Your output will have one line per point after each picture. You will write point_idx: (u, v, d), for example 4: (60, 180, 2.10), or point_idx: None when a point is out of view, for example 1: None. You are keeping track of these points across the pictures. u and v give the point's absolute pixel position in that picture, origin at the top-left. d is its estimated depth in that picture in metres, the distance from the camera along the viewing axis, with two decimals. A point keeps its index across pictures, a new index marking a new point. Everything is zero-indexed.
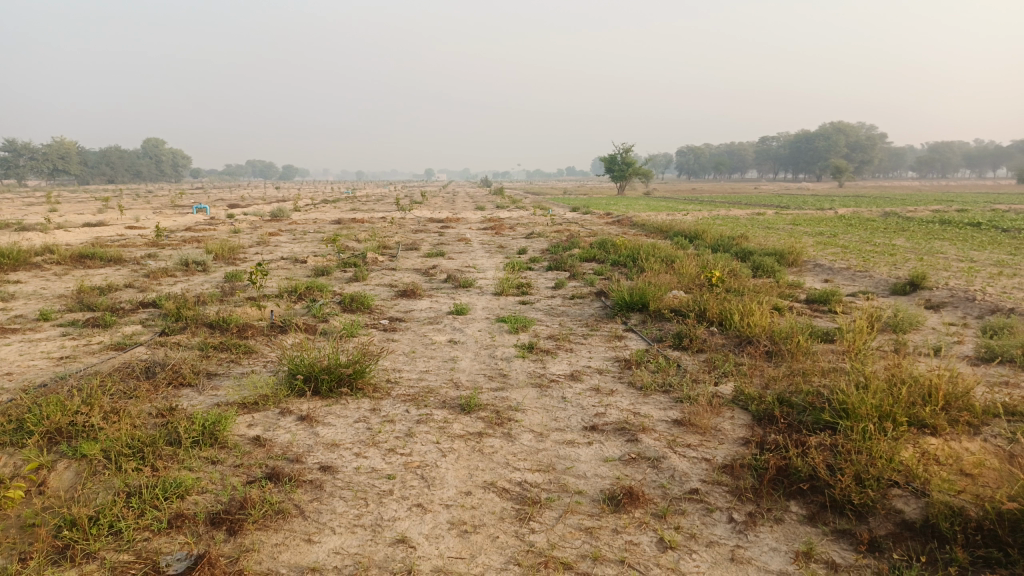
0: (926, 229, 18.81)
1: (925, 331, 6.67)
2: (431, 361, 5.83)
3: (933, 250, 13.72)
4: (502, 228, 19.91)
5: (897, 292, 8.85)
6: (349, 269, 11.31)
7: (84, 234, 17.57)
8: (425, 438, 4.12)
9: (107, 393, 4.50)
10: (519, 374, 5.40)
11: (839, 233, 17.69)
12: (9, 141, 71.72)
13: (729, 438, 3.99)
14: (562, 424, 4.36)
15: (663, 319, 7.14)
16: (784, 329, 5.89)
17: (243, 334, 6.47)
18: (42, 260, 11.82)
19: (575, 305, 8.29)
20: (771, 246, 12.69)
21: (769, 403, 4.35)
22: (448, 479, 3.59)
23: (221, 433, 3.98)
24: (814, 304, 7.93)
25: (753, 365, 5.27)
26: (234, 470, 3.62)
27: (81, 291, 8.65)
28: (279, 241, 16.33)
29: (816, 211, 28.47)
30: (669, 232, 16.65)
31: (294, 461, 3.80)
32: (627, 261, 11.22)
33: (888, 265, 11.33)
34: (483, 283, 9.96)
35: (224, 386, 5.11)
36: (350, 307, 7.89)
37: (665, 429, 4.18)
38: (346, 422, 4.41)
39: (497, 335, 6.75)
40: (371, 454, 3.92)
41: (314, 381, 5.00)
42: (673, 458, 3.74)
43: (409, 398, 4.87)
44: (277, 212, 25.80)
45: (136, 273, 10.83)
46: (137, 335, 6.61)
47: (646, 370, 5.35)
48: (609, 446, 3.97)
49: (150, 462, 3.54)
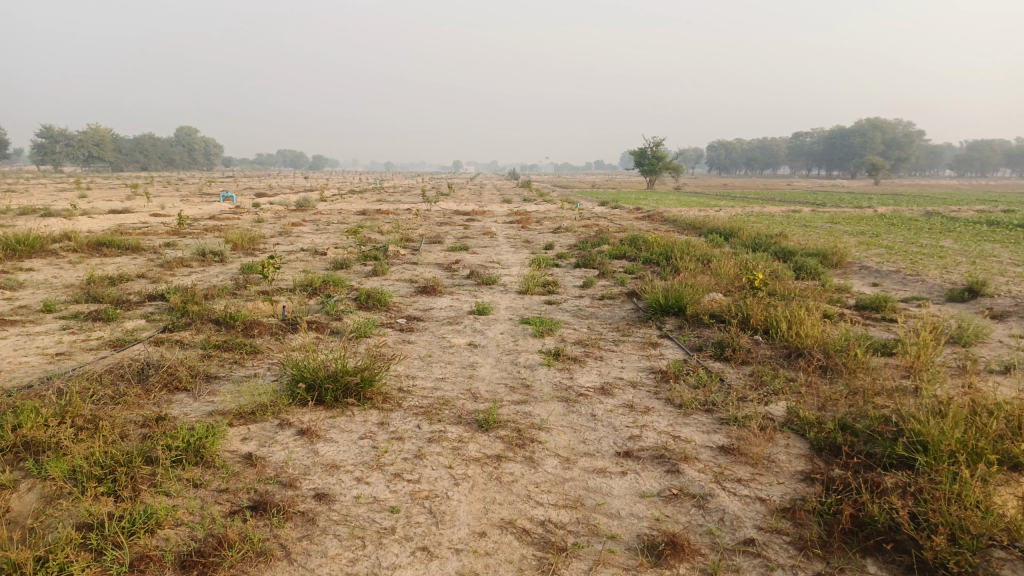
0: (974, 229, 17.95)
1: (993, 344, 6.03)
2: (448, 367, 5.35)
3: (985, 253, 12.90)
4: (530, 222, 19.39)
5: (953, 299, 8.16)
6: (369, 263, 10.85)
7: (108, 221, 17.39)
8: (436, 462, 3.64)
9: (89, 400, 4.08)
10: (544, 386, 4.88)
11: (881, 233, 16.89)
12: (44, 128, 72.66)
13: (786, 473, 3.45)
14: (591, 447, 3.85)
15: (701, 325, 6.60)
16: (839, 341, 5.31)
17: (249, 333, 6.06)
18: (58, 247, 11.54)
19: (605, 306, 7.76)
20: (812, 246, 12.04)
21: (830, 431, 3.79)
22: (461, 515, 3.10)
23: (207, 450, 3.55)
24: (865, 311, 7.32)
25: (806, 381, 4.72)
26: (217, 498, 3.17)
27: (89, 281, 8.30)
28: (301, 232, 15.98)
29: (854, 209, 27.43)
30: (702, 229, 16.01)
31: (286, 487, 3.33)
32: (660, 259, 10.64)
33: (939, 269, 10.62)
34: (508, 280, 9.45)
35: (221, 392, 4.67)
36: (366, 304, 7.45)
37: (710, 458, 3.65)
38: (349, 438, 3.95)
39: (521, 339, 6.25)
40: (374, 479, 3.45)
41: (318, 390, 4.54)
42: (721, 497, 3.21)
43: (421, 410, 4.39)
44: (302, 203, 25.48)
45: (151, 263, 10.50)
46: (139, 331, 6.22)
47: (686, 385, 4.81)
48: (646, 478, 3.46)
49: (121, 486, 3.09)
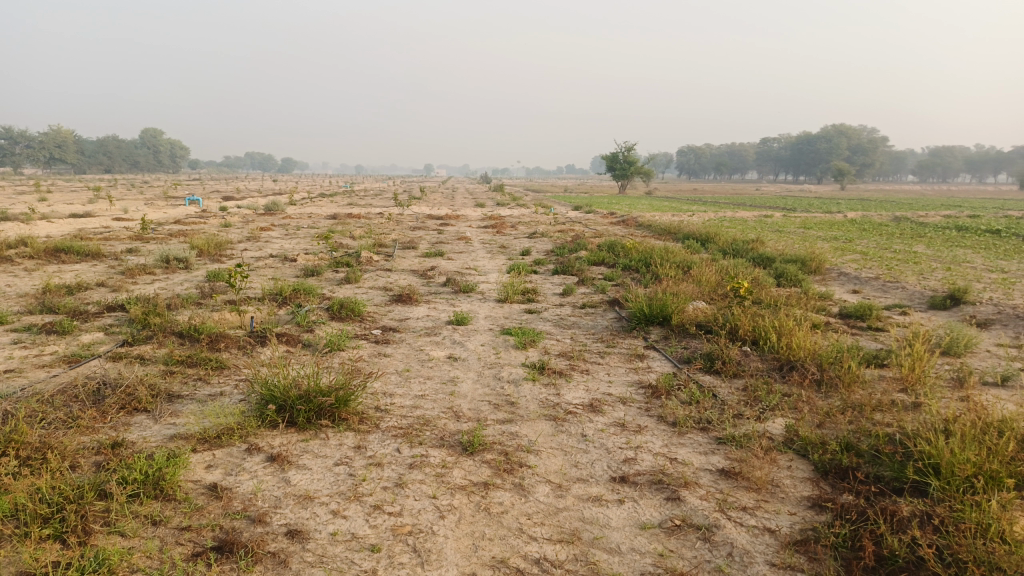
0: (944, 235, 18.15)
1: (982, 354, 5.92)
2: (427, 382, 5.08)
3: (958, 258, 12.97)
4: (505, 227, 19.15)
5: (936, 307, 8.09)
6: (341, 270, 10.49)
7: (68, 226, 16.72)
8: (419, 491, 3.37)
9: (37, 425, 3.73)
10: (530, 403, 4.65)
11: (854, 238, 16.99)
12: (4, 129, 70.72)
13: (793, 499, 3.25)
14: (584, 472, 3.62)
15: (687, 335, 6.42)
16: (831, 353, 5.15)
17: (215, 346, 5.72)
18: (13, 253, 10.99)
19: (588, 315, 7.54)
20: (790, 252, 11.97)
21: (835, 451, 3.61)
22: (448, 554, 2.84)
23: (168, 482, 3.24)
24: (850, 320, 7.20)
25: (801, 396, 4.54)
26: (178, 537, 2.87)
27: (45, 290, 7.86)
28: (270, 237, 15.55)
29: (825, 214, 27.67)
30: (679, 234, 15.94)
31: (255, 524, 3.04)
32: (639, 266, 10.49)
33: (917, 275, 10.60)
34: (486, 288, 9.20)
35: (184, 412, 4.35)
36: (339, 314, 7.14)
37: (711, 483, 3.44)
38: (324, 465, 3.67)
39: (503, 351, 6.01)
40: (353, 512, 3.18)
41: (290, 411, 4.24)
42: (728, 528, 3.00)
43: (401, 432, 4.12)
44: (271, 206, 24.95)
45: (112, 271, 10.05)
46: (96, 345, 5.83)
47: (678, 402, 4.61)
48: (645, 506, 3.24)
49: (70, 527, 2.77)
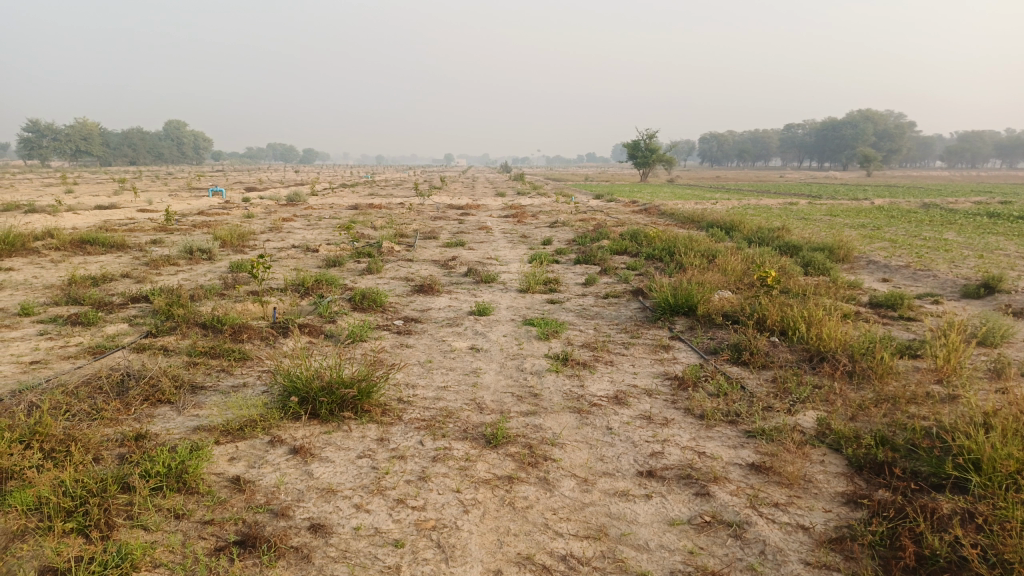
0: (975, 222, 17.78)
1: (1020, 345, 5.73)
2: (450, 374, 5.04)
3: (991, 246, 12.67)
4: (526, 216, 19.07)
5: (969, 295, 7.88)
6: (362, 261, 10.47)
7: (94, 218, 16.89)
8: (443, 485, 3.32)
9: (62, 417, 3.73)
10: (554, 395, 4.58)
11: (882, 226, 16.68)
12: (31, 123, 71.80)
13: (826, 495, 3.15)
14: (610, 466, 3.55)
15: (713, 325, 6.31)
16: (863, 344, 5.01)
17: (238, 337, 5.72)
18: (41, 245, 11.12)
19: (611, 306, 7.45)
20: (817, 240, 11.75)
21: (869, 445, 3.49)
22: (472, 549, 2.79)
23: (191, 475, 3.23)
24: (881, 309, 7.04)
25: (833, 388, 4.42)
26: (201, 531, 2.84)
27: (70, 281, 7.92)
28: (292, 228, 15.59)
29: (851, 202, 27.17)
30: (702, 222, 15.74)
31: (278, 517, 3.01)
32: (663, 255, 10.35)
33: (948, 263, 10.34)
34: (507, 278, 9.12)
35: (208, 404, 4.34)
36: (361, 305, 7.11)
37: (741, 478, 3.35)
38: (346, 458, 3.63)
39: (525, 341, 5.94)
40: (375, 506, 3.13)
41: (312, 403, 4.21)
42: (760, 525, 2.91)
43: (423, 424, 4.07)
44: (293, 197, 25.05)
45: (137, 262, 10.11)
46: (121, 336, 5.86)
47: (706, 394, 4.51)
48: (674, 502, 3.16)
49: (93, 521, 2.76)
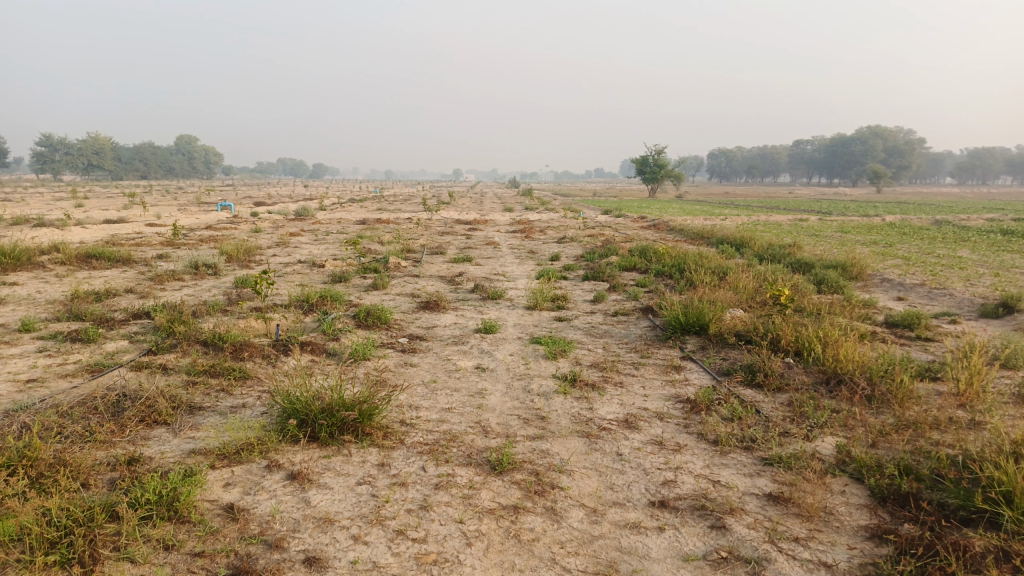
0: (987, 239, 17.56)
1: None
2: (455, 395, 4.89)
3: (1006, 263, 12.45)
4: (533, 232, 18.98)
5: (987, 315, 7.69)
6: (369, 277, 10.36)
7: (102, 232, 16.86)
8: (445, 515, 3.17)
9: (52, 440, 3.61)
10: (561, 419, 4.43)
11: (894, 243, 16.46)
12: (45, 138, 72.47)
13: (848, 529, 2.99)
14: (621, 496, 3.39)
15: (725, 345, 6.15)
16: (882, 366, 4.83)
17: (239, 355, 5.60)
18: (47, 259, 11.05)
19: (620, 324, 7.29)
20: (829, 256, 11.59)
21: (892, 474, 3.33)
22: None
23: (184, 502, 3.09)
24: (897, 329, 6.86)
25: (852, 413, 4.26)
26: (190, 564, 2.70)
27: (73, 297, 7.83)
28: (299, 242, 15.53)
29: (862, 218, 26.87)
30: (712, 238, 15.58)
31: (271, 549, 2.86)
32: (673, 271, 10.20)
33: (964, 281, 10.15)
34: (514, 295, 8.99)
35: (205, 425, 4.21)
36: (365, 322, 6.99)
37: (758, 509, 3.19)
38: (346, 485, 3.49)
39: (532, 361, 5.80)
40: (374, 538, 2.99)
41: (311, 425, 4.07)
42: (780, 563, 2.75)
43: (426, 449, 3.93)
44: (301, 212, 25.04)
45: (142, 277, 10.04)
46: (120, 354, 5.75)
47: (720, 418, 4.35)
48: (687, 535, 3.00)
49: (77, 554, 2.63)
